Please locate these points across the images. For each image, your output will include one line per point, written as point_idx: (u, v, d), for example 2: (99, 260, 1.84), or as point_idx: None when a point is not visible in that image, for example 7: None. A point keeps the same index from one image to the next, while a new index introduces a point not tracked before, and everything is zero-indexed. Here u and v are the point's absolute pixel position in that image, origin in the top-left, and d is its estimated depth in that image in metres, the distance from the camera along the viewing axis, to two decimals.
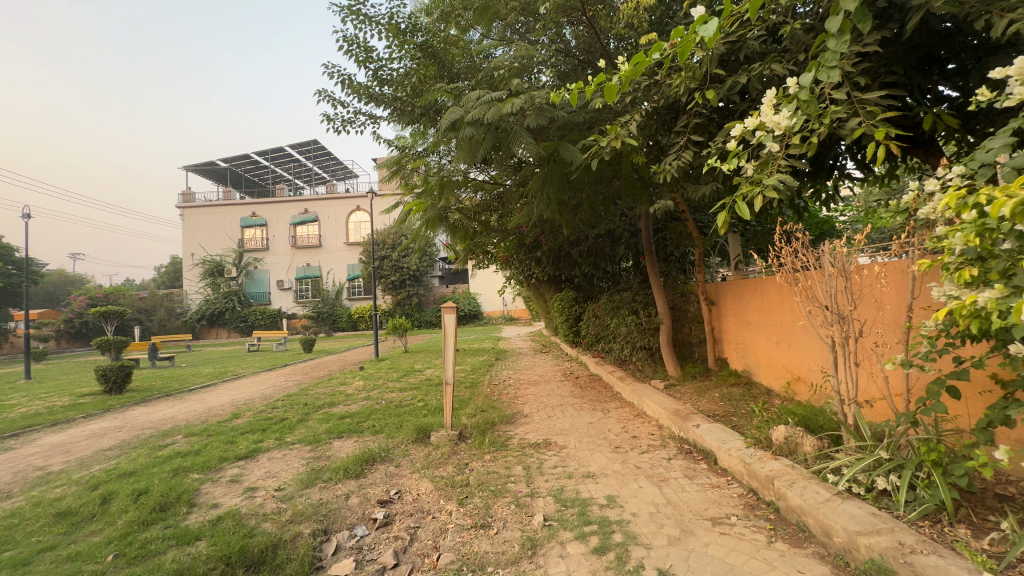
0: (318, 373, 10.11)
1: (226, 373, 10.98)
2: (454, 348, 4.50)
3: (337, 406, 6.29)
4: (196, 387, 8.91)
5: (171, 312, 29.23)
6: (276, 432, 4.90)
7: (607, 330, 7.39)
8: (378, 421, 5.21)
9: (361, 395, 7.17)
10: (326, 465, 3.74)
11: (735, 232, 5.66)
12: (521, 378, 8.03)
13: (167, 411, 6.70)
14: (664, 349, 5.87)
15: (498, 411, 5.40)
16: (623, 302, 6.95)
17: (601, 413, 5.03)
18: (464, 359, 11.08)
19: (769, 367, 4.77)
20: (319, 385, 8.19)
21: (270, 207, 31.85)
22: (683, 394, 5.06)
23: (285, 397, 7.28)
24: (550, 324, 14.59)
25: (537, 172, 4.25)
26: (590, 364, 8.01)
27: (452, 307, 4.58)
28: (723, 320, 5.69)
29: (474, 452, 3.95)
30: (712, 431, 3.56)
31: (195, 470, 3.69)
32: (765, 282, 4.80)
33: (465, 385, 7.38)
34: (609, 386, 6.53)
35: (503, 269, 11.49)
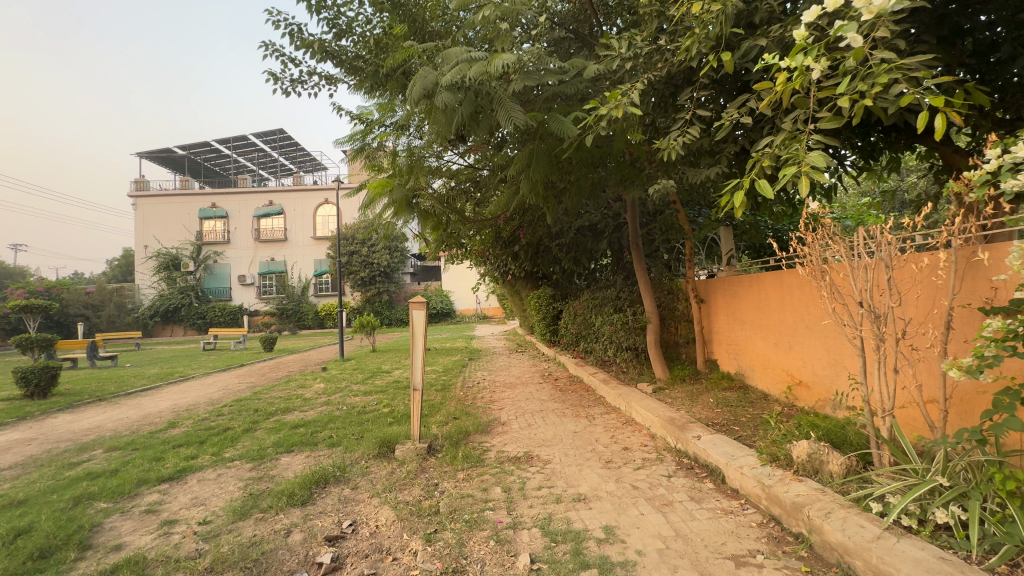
0: (276, 374, 9.36)
1: (174, 374, 10.05)
2: (423, 350, 3.96)
3: (292, 413, 5.63)
4: (136, 390, 8.03)
5: (121, 307, 27.40)
6: (215, 446, 4.24)
7: (589, 328, 6.96)
8: (337, 430, 4.62)
9: (321, 398, 6.53)
10: (268, 489, 3.14)
11: (728, 225, 5.30)
12: (497, 379, 7.53)
13: (94, 420, 5.89)
14: (650, 350, 5.49)
15: (472, 418, 4.88)
16: (605, 299, 6.55)
17: (586, 421, 4.58)
18: (435, 359, 10.51)
19: (765, 370, 4.45)
20: (274, 388, 7.47)
21: (231, 198, 30.27)
22: (674, 399, 4.67)
23: (235, 402, 6.57)
24: (526, 323, 14.18)
25: (521, 150, 3.75)
26: (569, 365, 7.59)
27: (420, 303, 4.02)
28: (713, 318, 5.36)
29: (445, 469, 3.42)
30: (716, 444, 3.15)
31: (102, 498, 3.03)
32: (764, 279, 4.45)
33: (435, 388, 6.83)
34: (591, 389, 6.10)
35: (477, 265, 10.97)
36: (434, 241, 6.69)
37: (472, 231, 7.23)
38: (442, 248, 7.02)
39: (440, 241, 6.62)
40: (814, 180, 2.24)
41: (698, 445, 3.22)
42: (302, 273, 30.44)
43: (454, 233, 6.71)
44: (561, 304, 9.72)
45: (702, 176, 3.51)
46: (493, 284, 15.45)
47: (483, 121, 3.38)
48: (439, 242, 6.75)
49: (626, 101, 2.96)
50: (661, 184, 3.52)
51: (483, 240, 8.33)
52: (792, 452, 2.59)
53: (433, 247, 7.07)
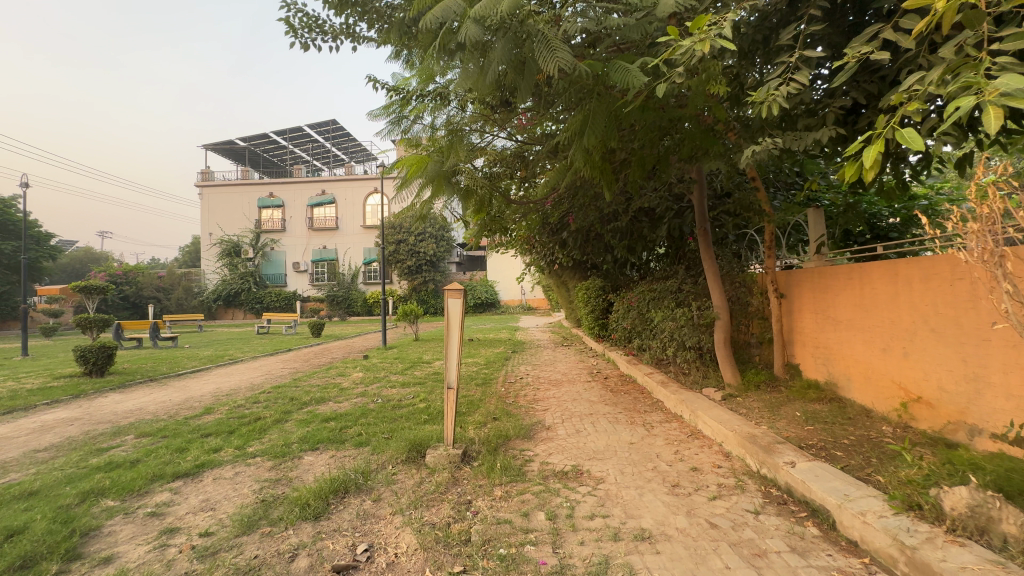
0: (319, 361, 9.33)
1: (224, 357, 10.26)
2: (459, 345, 3.50)
3: (325, 403, 5.39)
4: (185, 372, 8.18)
5: (189, 291, 29.21)
6: (241, 438, 4.00)
7: (644, 323, 6.29)
8: (368, 426, 4.28)
9: (358, 389, 6.29)
10: (282, 496, 2.80)
11: (817, 207, 4.49)
12: (541, 376, 7.00)
13: (139, 401, 5.92)
14: (719, 350, 4.78)
15: (513, 419, 4.41)
16: (664, 290, 5.86)
17: (644, 431, 3.98)
18: (478, 350, 10.16)
19: (866, 380, 3.69)
20: (313, 376, 7.34)
21: (287, 188, 31.36)
22: (750, 409, 3.98)
23: (273, 388, 6.46)
24: (572, 316, 13.61)
25: (575, 112, 3.17)
26: (621, 363, 6.94)
27: (457, 291, 3.55)
28: (796, 316, 4.59)
29: (480, 484, 2.95)
30: (819, 476, 2.49)
31: (111, 495, 2.79)
32: (870, 270, 3.66)
33: (476, 383, 6.41)
34: (647, 391, 5.46)
35: (522, 253, 10.49)
36: (476, 225, 6.20)
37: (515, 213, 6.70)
38: (485, 234, 6.52)
39: (483, 225, 6.11)
40: (1005, 112, 1.57)
41: (792, 474, 2.58)
42: (352, 260, 31.17)
43: (499, 216, 6.19)
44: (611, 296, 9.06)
45: (807, 140, 2.89)
46: (539, 274, 14.88)
47: (527, 73, 2.84)
48: (480, 228, 6.24)
49: (714, 34, 2.39)
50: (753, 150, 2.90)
51: (528, 224, 7.78)
52: (943, 500, 1.92)
53: (474, 233, 6.58)
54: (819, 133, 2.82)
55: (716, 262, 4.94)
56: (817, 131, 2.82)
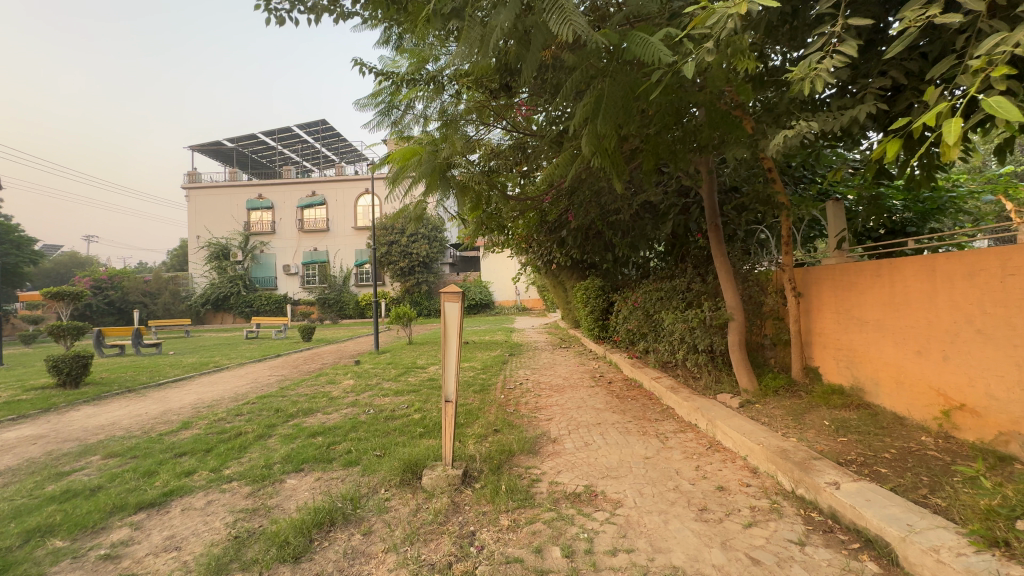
0: (309, 367, 8.97)
1: (209, 364, 9.85)
2: (458, 354, 3.17)
3: (313, 415, 5.04)
4: (166, 381, 7.78)
5: (176, 295, 28.59)
6: (218, 458, 3.65)
7: (650, 324, 6.00)
8: (358, 442, 3.94)
9: (348, 397, 5.95)
10: (259, 530, 2.46)
11: (837, 199, 4.20)
12: (542, 380, 6.68)
13: (112, 415, 5.53)
14: (733, 353, 4.49)
15: (516, 431, 4.08)
16: (671, 290, 5.57)
17: (658, 443, 3.67)
18: (474, 353, 9.85)
19: (897, 385, 3.42)
20: (302, 384, 6.97)
21: (276, 189, 30.81)
22: (772, 417, 3.69)
23: (258, 398, 6.09)
24: (570, 316, 13.34)
25: (586, 94, 2.86)
26: (624, 366, 6.65)
27: (454, 295, 3.22)
28: (814, 316, 4.31)
29: (484, 511, 2.63)
30: (871, 501, 2.20)
31: (60, 533, 2.43)
32: (901, 267, 3.38)
33: (473, 390, 6.09)
34: (655, 397, 5.16)
35: (519, 253, 10.19)
36: (472, 223, 5.86)
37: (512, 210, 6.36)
38: (481, 233, 6.18)
39: (479, 223, 5.77)
40: None
41: (837, 498, 2.29)
42: (343, 262, 30.71)
43: (495, 213, 5.85)
44: (611, 296, 8.78)
45: (844, 119, 2.63)
46: (535, 274, 14.58)
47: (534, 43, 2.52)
48: (476, 225, 5.89)
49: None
50: (786, 134, 2.63)
51: (526, 222, 7.45)
52: None
53: (470, 231, 6.23)
54: (859, 109, 2.56)
55: (729, 260, 4.65)
56: (856, 109, 2.55)
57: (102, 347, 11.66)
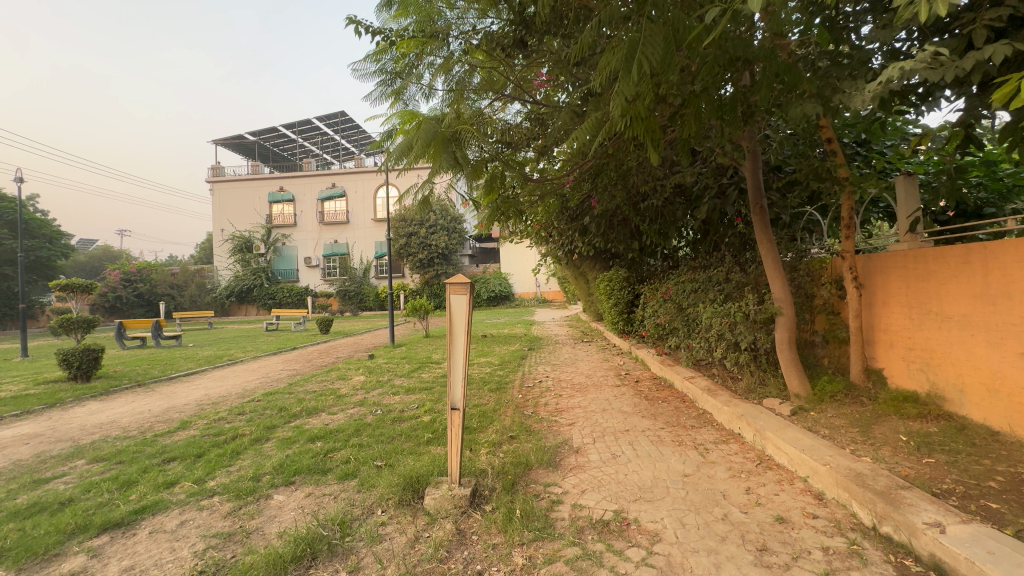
0: (323, 361, 8.73)
1: (223, 357, 9.72)
2: (465, 354, 2.73)
3: (317, 415, 4.71)
4: (178, 375, 7.62)
5: (202, 288, 29.08)
6: (207, 466, 3.32)
7: (681, 319, 5.47)
8: (360, 449, 3.57)
9: (357, 395, 5.62)
10: (230, 563, 2.09)
11: (908, 173, 3.65)
12: (563, 378, 6.23)
13: (114, 411, 5.32)
14: (781, 353, 3.95)
15: (534, 439, 3.65)
16: (707, 281, 5.03)
17: (697, 457, 3.19)
18: (492, 347, 9.46)
19: (990, 394, 2.90)
20: (312, 379, 6.69)
21: (297, 181, 30.95)
22: (834, 428, 3.16)
23: (265, 395, 5.82)
24: (592, 309, 12.85)
25: (621, 44, 2.37)
26: (652, 363, 6.15)
27: (461, 286, 2.78)
28: (878, 311, 3.75)
29: (494, 544, 2.20)
30: (996, 553, 1.69)
31: (5, 562, 2.11)
32: (1002, 252, 2.81)
33: (489, 389, 5.68)
34: (689, 400, 4.65)
35: (538, 242, 9.72)
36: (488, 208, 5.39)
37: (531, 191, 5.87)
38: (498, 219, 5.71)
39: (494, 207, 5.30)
40: None
41: (945, 547, 1.78)
42: (363, 254, 30.77)
43: (511, 198, 5.36)
44: (636, 288, 8.24)
45: (962, 63, 2.07)
46: (556, 265, 14.06)
47: None
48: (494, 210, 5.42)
49: None
50: (905, 65, 2.10)
51: (546, 206, 6.95)
52: None
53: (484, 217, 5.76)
54: (989, 50, 2.00)
55: (776, 247, 4.10)
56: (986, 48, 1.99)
57: (123, 339, 11.72)
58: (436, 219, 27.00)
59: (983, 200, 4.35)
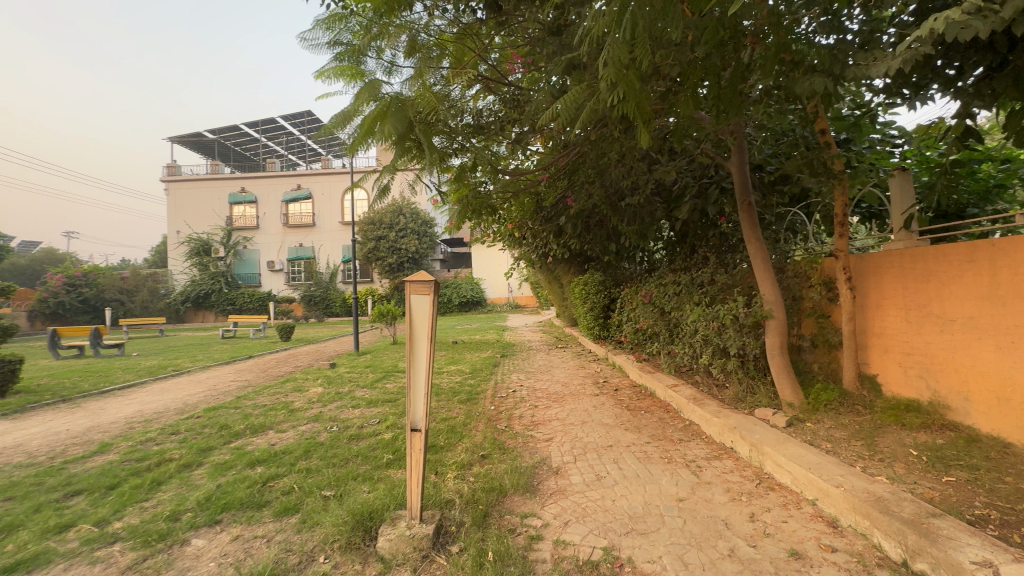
0: (279, 370, 8.10)
1: (169, 367, 8.93)
2: (428, 365, 2.32)
3: (263, 434, 4.17)
4: (111, 388, 6.86)
5: (155, 293, 27.43)
6: (116, 502, 2.77)
7: (663, 324, 5.19)
8: (307, 475, 3.09)
9: (312, 409, 5.09)
10: None
11: (903, 168, 3.47)
12: (538, 387, 5.86)
13: (24, 433, 4.61)
14: (772, 359, 3.69)
15: (508, 459, 3.25)
16: (690, 284, 4.77)
17: (691, 478, 2.86)
18: (463, 354, 9.02)
19: (1000, 402, 2.69)
20: (264, 391, 6.09)
21: (260, 182, 29.70)
22: (836, 442, 2.89)
23: (207, 410, 5.21)
24: (566, 313, 12.59)
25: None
26: (631, 370, 5.86)
27: (425, 285, 2.36)
28: (871, 314, 3.54)
29: None
30: None
31: None
32: (1013, 248, 2.60)
33: (458, 400, 5.25)
34: (673, 409, 4.36)
35: (511, 245, 9.37)
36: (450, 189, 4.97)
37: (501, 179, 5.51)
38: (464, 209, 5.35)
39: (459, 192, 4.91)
40: None
41: None
42: (330, 257, 29.79)
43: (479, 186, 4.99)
44: (613, 291, 7.98)
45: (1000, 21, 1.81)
46: (528, 269, 13.74)
47: None
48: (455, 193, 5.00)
49: None
50: (951, 15, 1.86)
51: (519, 203, 6.60)
52: None
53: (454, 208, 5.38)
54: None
55: (765, 246, 3.86)
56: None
57: (56, 348, 10.69)
58: (406, 223, 26.35)
59: (965, 202, 4.24)
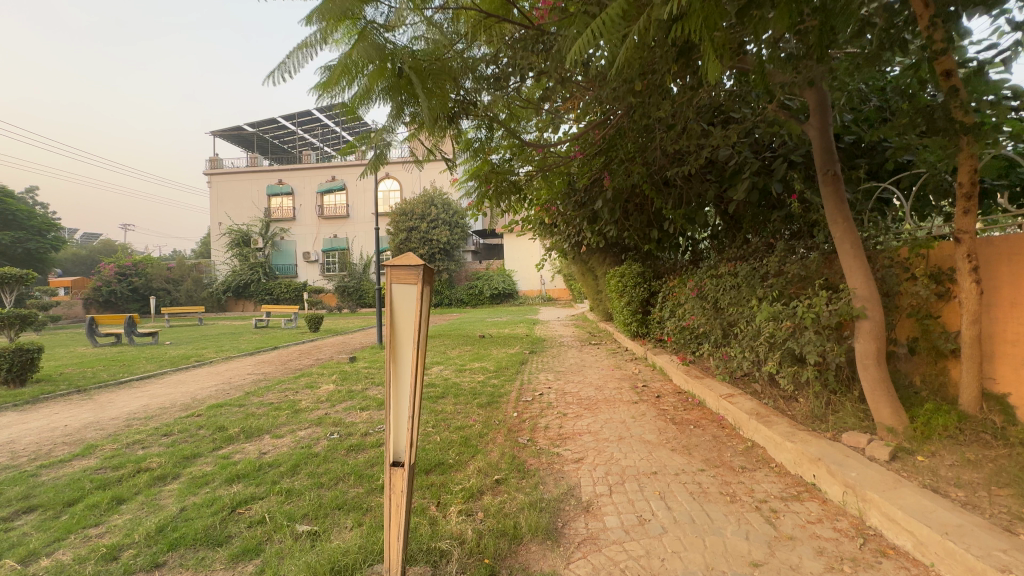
0: (299, 363, 7.80)
1: (193, 358, 8.80)
2: (415, 380, 1.73)
3: (258, 439, 3.73)
4: (130, 379, 6.69)
5: (198, 282, 28.32)
6: (60, 527, 2.34)
7: (715, 323, 4.44)
8: (287, 499, 2.58)
9: (319, 410, 4.65)
10: None
11: None
12: (568, 391, 5.22)
13: (21, 428, 4.36)
14: (866, 370, 2.91)
15: (528, 489, 2.65)
16: (751, 275, 4.00)
17: (765, 531, 2.17)
18: (490, 350, 8.47)
19: None
20: (275, 388, 5.73)
21: (296, 174, 30.09)
22: (971, 488, 2.13)
23: (211, 408, 4.86)
24: (601, 307, 11.85)
25: None
26: (676, 374, 5.14)
27: (412, 272, 1.75)
28: (1003, 316, 2.73)
29: None
30: None
31: None
32: None
33: (478, 404, 4.69)
34: (730, 425, 3.64)
35: (542, 233, 8.71)
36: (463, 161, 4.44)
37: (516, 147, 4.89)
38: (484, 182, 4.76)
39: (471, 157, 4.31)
40: None
41: None
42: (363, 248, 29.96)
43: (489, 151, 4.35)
44: (654, 284, 7.21)
45: None
46: (561, 260, 13.02)
47: None
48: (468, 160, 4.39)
49: None
50: None
51: (549, 183, 5.91)
52: None
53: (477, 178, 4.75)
54: None
55: (856, 228, 3.08)
56: None
57: (94, 335, 10.85)
58: (438, 214, 26.00)
59: None
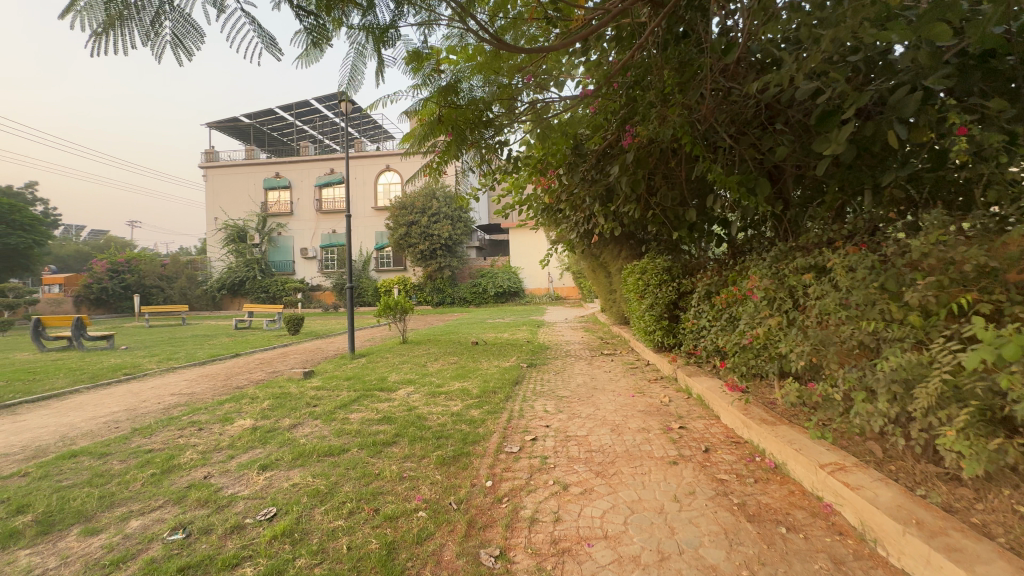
0: (244, 379, 6.33)
1: (129, 368, 7.39)
2: None
3: (45, 544, 2.22)
4: (14, 401, 5.24)
5: (192, 280, 27.21)
6: None
7: (798, 343, 2.87)
8: None
9: (202, 467, 3.15)
10: None
11: None
12: (573, 434, 3.66)
13: None
14: None
15: None
16: (872, 270, 2.44)
17: None
18: (480, 362, 6.95)
19: None
20: (177, 422, 4.24)
21: (293, 167, 28.78)
22: None
23: (57, 458, 3.38)
24: (614, 308, 10.30)
25: None
26: (728, 412, 3.60)
27: None
28: None
29: None
30: None
31: None
32: None
33: (438, 461, 3.16)
34: (852, 532, 2.09)
35: (543, 220, 7.16)
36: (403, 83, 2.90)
37: (495, 83, 3.32)
38: (446, 130, 3.19)
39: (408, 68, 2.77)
40: None
41: None
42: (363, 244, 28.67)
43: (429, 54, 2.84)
44: (685, 283, 5.61)
45: None
46: (568, 253, 11.36)
47: None
48: (407, 69, 2.86)
49: None
50: None
51: (546, 144, 4.32)
52: None
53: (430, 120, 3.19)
54: None
55: None
56: None
57: (38, 339, 9.59)
58: (440, 208, 24.51)
59: None
